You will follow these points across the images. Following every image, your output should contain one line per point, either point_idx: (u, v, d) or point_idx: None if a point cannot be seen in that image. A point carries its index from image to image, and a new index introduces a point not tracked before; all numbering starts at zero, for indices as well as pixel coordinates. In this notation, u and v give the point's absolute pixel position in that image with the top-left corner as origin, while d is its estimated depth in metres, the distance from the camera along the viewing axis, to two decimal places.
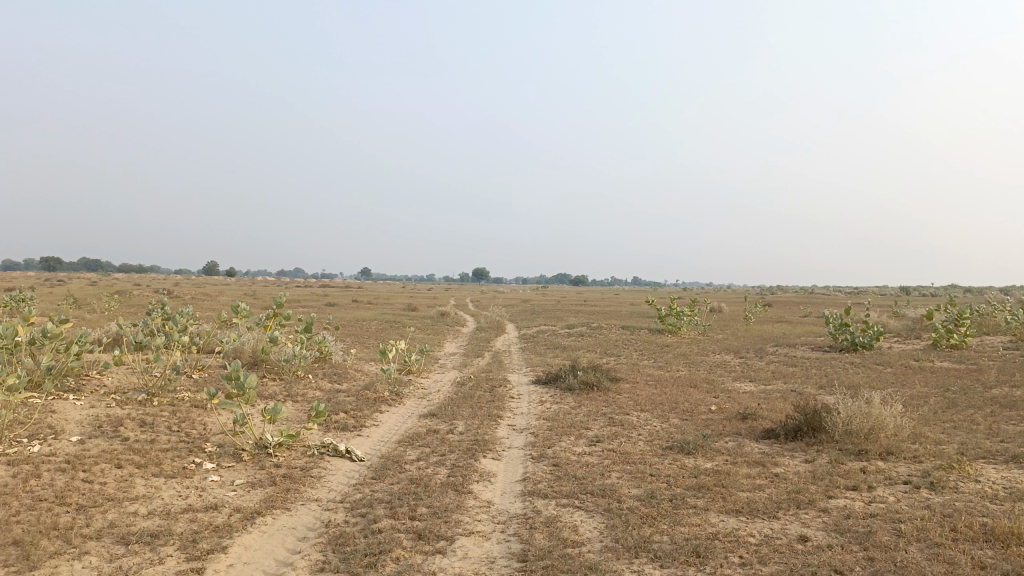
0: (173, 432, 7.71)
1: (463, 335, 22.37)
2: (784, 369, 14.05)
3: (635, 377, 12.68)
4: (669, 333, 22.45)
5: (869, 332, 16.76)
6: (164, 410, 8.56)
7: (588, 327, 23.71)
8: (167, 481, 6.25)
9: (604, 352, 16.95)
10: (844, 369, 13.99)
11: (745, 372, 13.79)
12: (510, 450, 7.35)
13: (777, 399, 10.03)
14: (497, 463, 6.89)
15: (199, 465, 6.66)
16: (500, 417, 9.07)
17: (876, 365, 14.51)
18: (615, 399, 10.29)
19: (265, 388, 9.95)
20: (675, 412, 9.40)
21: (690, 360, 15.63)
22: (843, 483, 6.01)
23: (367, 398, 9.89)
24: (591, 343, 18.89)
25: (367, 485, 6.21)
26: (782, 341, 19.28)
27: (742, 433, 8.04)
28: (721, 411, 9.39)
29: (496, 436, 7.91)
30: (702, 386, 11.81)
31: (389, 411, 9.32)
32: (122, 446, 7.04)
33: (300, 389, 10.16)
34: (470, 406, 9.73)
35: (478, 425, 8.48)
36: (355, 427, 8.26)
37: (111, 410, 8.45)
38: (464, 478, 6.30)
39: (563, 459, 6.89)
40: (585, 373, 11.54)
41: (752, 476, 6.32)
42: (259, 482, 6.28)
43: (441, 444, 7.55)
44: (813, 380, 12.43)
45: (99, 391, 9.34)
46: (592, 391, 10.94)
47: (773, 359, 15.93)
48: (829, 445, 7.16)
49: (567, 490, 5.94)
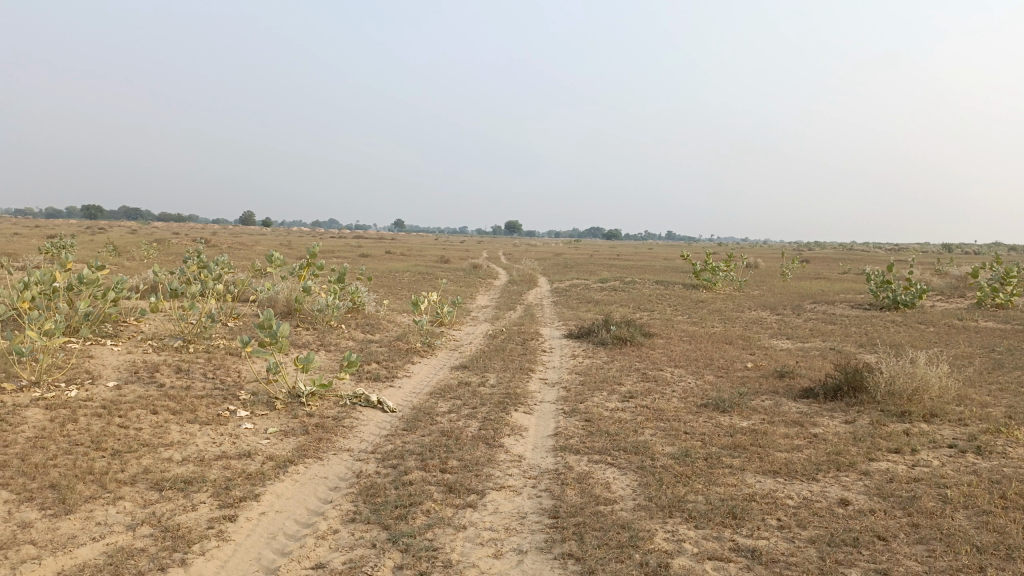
0: (207, 379, 7.76)
1: (495, 287, 22.31)
2: (823, 327, 13.76)
3: (669, 332, 12.50)
4: (704, 289, 22.14)
5: (912, 290, 16.31)
6: (198, 357, 8.63)
7: (621, 281, 23.47)
8: (201, 428, 6.29)
9: (638, 306, 16.77)
10: (885, 327, 13.65)
11: (782, 329, 13.53)
12: (542, 404, 7.28)
13: (816, 358, 9.81)
14: (529, 416, 6.83)
15: (232, 413, 6.70)
16: (532, 370, 9.00)
17: (918, 324, 14.13)
18: (648, 354, 10.16)
19: (299, 337, 9.98)
20: (711, 369, 9.23)
21: (725, 316, 15.39)
22: (885, 445, 5.83)
23: (399, 349, 9.88)
24: (624, 297, 18.69)
25: (398, 437, 6.19)
26: (819, 298, 18.89)
27: (779, 391, 7.86)
28: (757, 368, 9.20)
29: (528, 390, 7.84)
30: (737, 343, 11.60)
31: (421, 363, 9.30)
32: (157, 392, 7.11)
33: (333, 339, 10.19)
34: (502, 358, 9.67)
35: (510, 378, 8.41)
36: (387, 377, 8.25)
37: (147, 356, 8.54)
38: (495, 432, 6.25)
39: (595, 414, 6.79)
40: (618, 327, 11.40)
41: (790, 436, 6.17)
42: (292, 431, 6.29)
43: (472, 396, 7.50)
44: (852, 339, 12.14)
45: (136, 337, 9.45)
46: (626, 346, 10.80)
47: (810, 316, 15.61)
48: (871, 406, 6.97)
49: (600, 446, 5.85)
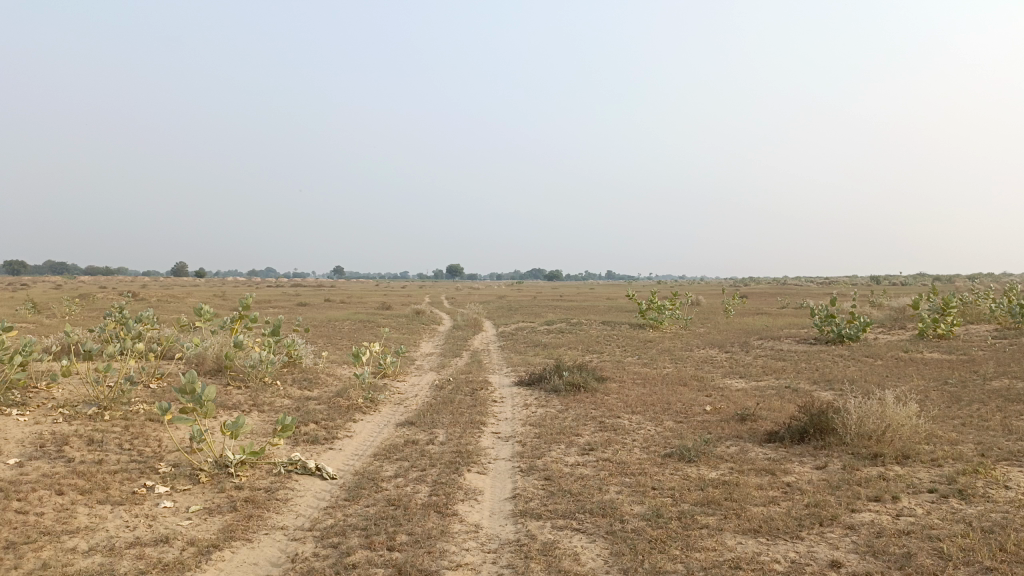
0: (123, 451, 6.97)
1: (439, 333, 21.71)
2: (774, 364, 13.60)
3: (621, 376, 12.12)
4: (650, 328, 21.98)
5: (856, 323, 16.39)
6: (115, 426, 7.80)
7: (567, 324, 23.14)
8: (113, 510, 5.54)
9: (587, 349, 16.42)
10: (834, 362, 13.58)
11: (734, 368, 13.31)
12: (497, 462, 6.75)
13: (775, 398, 9.53)
14: (483, 477, 6.29)
15: (150, 490, 5.97)
16: (484, 423, 8.45)
17: (866, 358, 14.12)
18: (603, 401, 9.74)
19: (229, 397, 9.22)
20: (669, 414, 8.85)
21: (676, 356, 15.13)
22: (864, 493, 5.48)
23: (339, 406, 9.22)
24: (571, 340, 18.32)
25: (339, 509, 5.56)
26: (766, 334, 18.88)
27: (743, 436, 7.51)
28: (717, 411, 8.85)
29: (480, 447, 7.30)
30: (692, 384, 11.29)
31: (364, 420, 8.66)
32: (65, 469, 6.30)
33: (268, 398, 9.47)
34: (451, 412, 9.10)
35: (460, 433, 7.85)
36: (327, 439, 7.61)
37: (56, 426, 7.68)
38: (447, 498, 5.68)
39: (554, 472, 6.29)
40: (571, 373, 10.97)
41: (763, 487, 5.77)
42: (218, 508, 5.61)
43: (420, 456, 6.92)
44: (805, 376, 11.97)
45: (46, 405, 8.55)
46: (579, 393, 10.36)
47: (760, 353, 15.49)
48: (840, 449, 6.71)
49: (563, 509, 5.33)
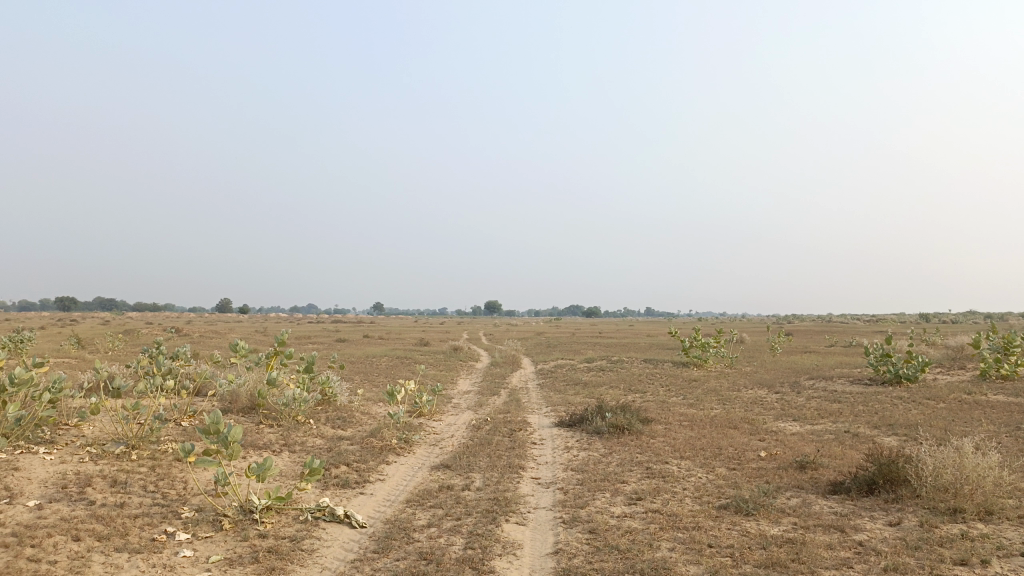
0: (147, 494, 6.67)
1: (477, 371, 21.31)
2: (828, 407, 12.89)
3: (667, 417, 11.56)
4: (694, 367, 21.28)
5: (913, 363, 15.60)
6: (142, 467, 7.52)
7: (608, 361, 22.55)
8: (129, 559, 5.21)
9: (629, 388, 15.87)
10: (894, 405, 12.81)
11: (786, 410, 12.63)
12: (538, 512, 6.28)
13: (834, 445, 8.89)
14: (522, 529, 5.83)
15: (171, 537, 5.64)
16: (522, 468, 7.99)
17: (927, 401, 13.32)
18: (649, 444, 9.21)
19: (260, 437, 8.92)
20: (721, 460, 8.28)
21: (723, 397, 14.49)
22: (949, 555, 4.90)
23: (372, 447, 8.84)
24: (613, 379, 17.77)
25: (367, 563, 5.15)
26: (816, 374, 18.11)
27: (804, 486, 6.94)
28: (772, 458, 8.27)
29: (520, 494, 6.83)
30: (743, 427, 10.68)
31: (397, 463, 8.27)
32: (85, 513, 6.01)
33: (299, 438, 9.14)
34: (488, 454, 8.66)
35: (498, 479, 7.40)
36: (358, 483, 7.23)
37: (81, 466, 7.43)
38: (484, 553, 5.23)
39: (599, 524, 5.79)
40: (614, 414, 10.46)
41: (832, 547, 5.21)
42: (239, 559, 5.23)
43: (455, 504, 6.49)
44: (863, 420, 11.27)
45: (74, 443, 8.33)
46: (624, 436, 9.83)
47: (812, 394, 14.77)
48: (913, 503, 6.11)
49: (611, 569, 4.84)
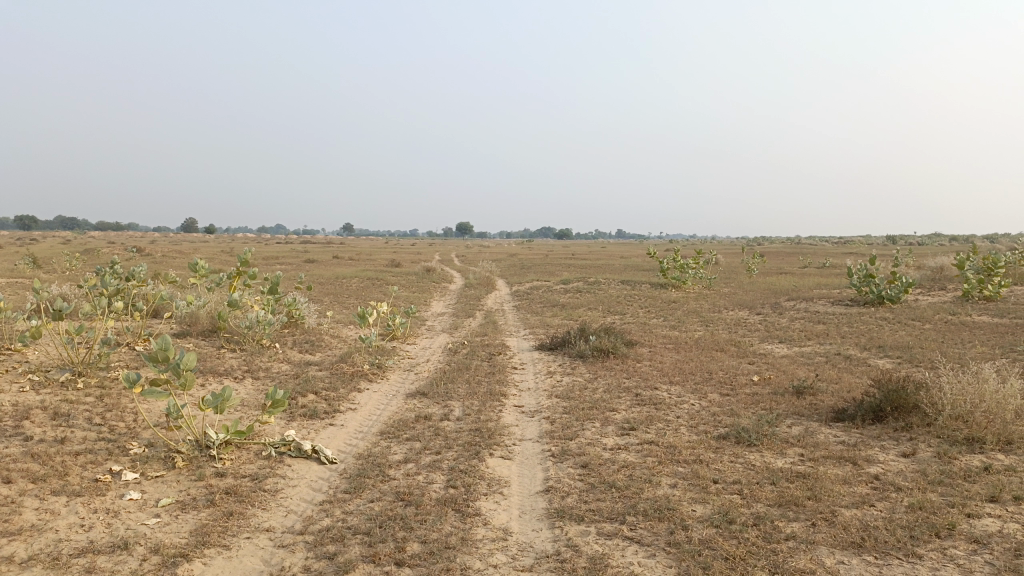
0: (91, 428, 6.03)
1: (451, 292, 20.75)
2: (814, 328, 12.57)
3: (651, 340, 11.14)
4: (672, 288, 20.92)
5: (897, 284, 15.32)
6: (89, 398, 6.86)
7: (584, 282, 22.10)
8: (67, 504, 4.60)
9: (607, 309, 15.43)
10: (880, 326, 12.52)
11: (771, 331, 12.29)
12: (524, 444, 5.78)
13: (828, 369, 8.52)
14: (508, 463, 5.33)
15: (116, 478, 5.04)
16: (504, 395, 7.49)
17: (912, 321, 13.06)
18: (635, 368, 8.78)
19: (220, 363, 8.29)
20: (713, 385, 7.86)
21: (705, 318, 14.12)
22: (978, 490, 4.50)
23: (342, 373, 8.27)
24: (591, 300, 17.34)
25: (338, 505, 4.61)
26: (796, 295, 17.82)
27: (805, 413, 6.53)
28: (766, 383, 7.86)
29: (503, 424, 6.33)
30: (730, 350, 10.29)
31: (370, 390, 7.72)
32: (20, 450, 5.36)
33: (263, 364, 8.53)
34: (467, 380, 8.14)
35: (479, 407, 6.89)
36: (328, 413, 6.67)
37: (21, 396, 6.74)
38: (468, 493, 4.72)
39: (592, 458, 5.31)
40: (597, 337, 9.98)
41: (847, 484, 4.78)
42: (192, 503, 4.66)
43: (434, 436, 5.96)
44: (852, 341, 10.96)
45: (15, 370, 7.61)
46: (608, 359, 9.36)
47: (795, 315, 14.44)
48: (925, 432, 5.74)
49: (609, 511, 4.36)
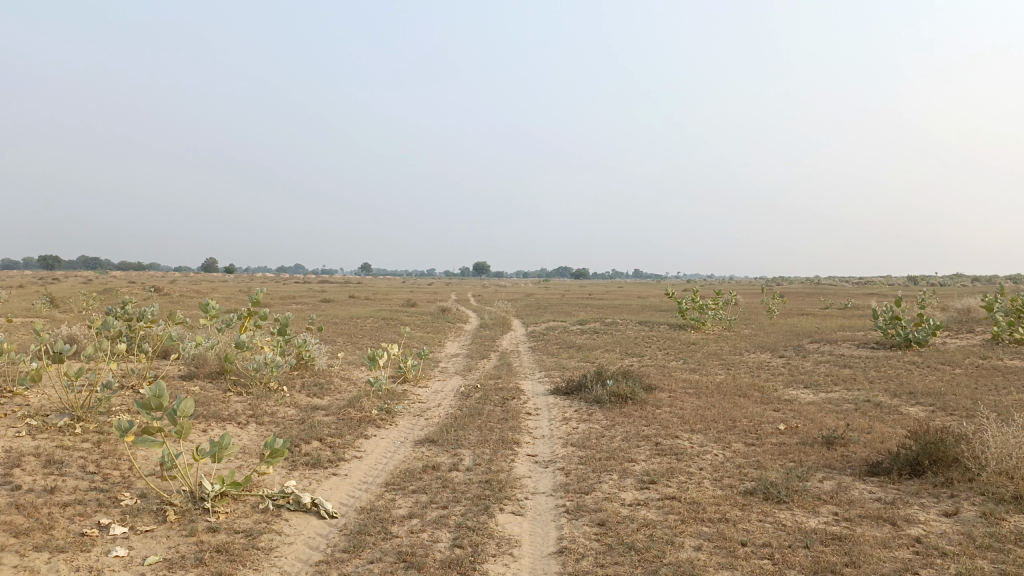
0: (84, 477, 5.76)
1: (466, 333, 20.47)
2: (840, 372, 12.12)
3: (670, 384, 10.76)
4: (692, 330, 20.51)
5: (924, 327, 14.85)
6: (85, 444, 6.60)
7: (601, 323, 21.76)
8: (48, 562, 4.29)
9: (625, 352, 15.08)
10: (909, 370, 12.06)
11: (795, 376, 11.87)
12: (536, 498, 5.43)
13: (858, 417, 8.11)
14: (519, 520, 4.99)
15: (103, 533, 4.75)
16: (516, 443, 7.15)
17: (942, 365, 12.58)
18: (655, 415, 8.41)
19: (224, 407, 8.03)
20: (736, 434, 7.47)
21: (726, 361, 13.72)
22: None
23: (349, 418, 7.97)
24: (608, 342, 16.99)
25: (335, 566, 4.29)
26: (819, 337, 17.36)
27: (836, 466, 6.14)
28: (793, 432, 7.46)
29: (515, 475, 5.98)
30: (753, 395, 9.89)
31: (378, 437, 7.41)
32: (6, 501, 5.09)
33: (269, 409, 8.25)
34: (478, 426, 7.81)
35: (490, 456, 6.55)
36: (331, 462, 6.37)
37: (15, 442, 6.50)
38: (475, 553, 4.38)
39: (609, 515, 4.96)
40: (615, 381, 9.63)
41: (887, 547, 4.39)
42: (180, 561, 4.35)
43: (441, 488, 5.63)
44: (880, 387, 10.52)
45: (13, 413, 7.38)
46: (627, 405, 9.00)
47: (819, 358, 14.00)
48: (967, 488, 5.33)
49: None
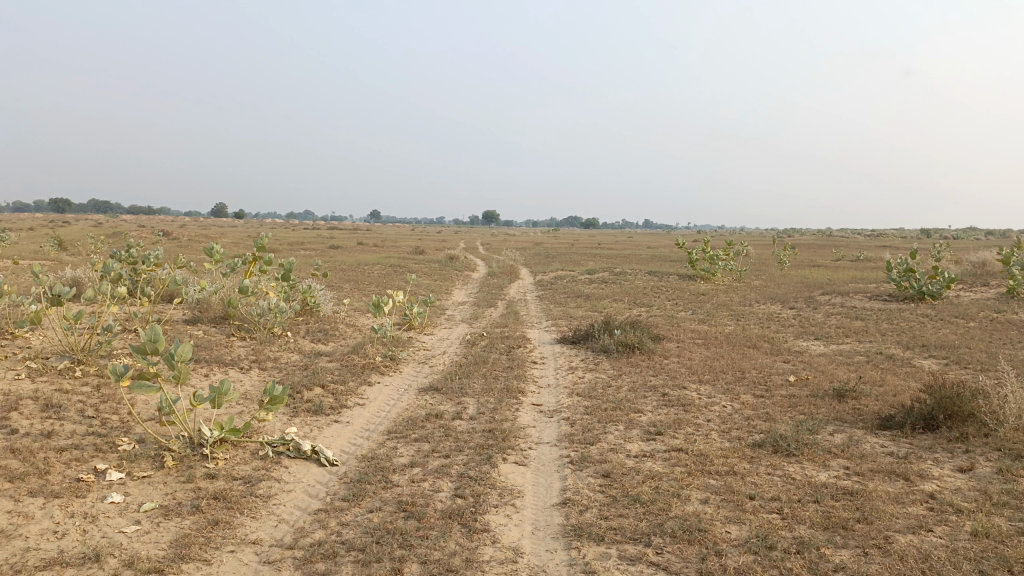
0: (83, 421, 5.69)
1: (473, 281, 20.33)
2: (851, 324, 11.94)
3: (679, 334, 10.61)
4: (701, 281, 20.31)
5: (939, 279, 14.59)
6: (85, 388, 6.53)
7: (610, 273, 21.58)
8: (43, 507, 4.21)
9: (634, 301, 14.91)
10: (922, 323, 11.86)
11: (806, 327, 11.70)
12: (540, 448, 5.34)
13: (870, 370, 7.96)
14: (522, 470, 4.90)
15: (101, 478, 4.68)
16: (521, 392, 7.04)
17: (955, 319, 12.39)
18: (663, 365, 8.29)
19: (227, 352, 7.95)
20: (745, 385, 7.34)
21: (736, 312, 13.54)
22: None
23: (353, 365, 7.87)
24: (617, 291, 16.81)
25: (334, 515, 4.21)
26: (831, 289, 17.13)
27: (848, 420, 6.01)
28: (804, 384, 7.33)
29: (519, 425, 5.88)
30: (763, 347, 9.75)
31: (381, 384, 7.32)
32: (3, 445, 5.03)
33: (272, 354, 8.17)
34: (483, 375, 7.71)
35: (494, 405, 6.46)
36: (334, 408, 6.29)
37: (15, 385, 6.43)
38: (477, 504, 4.29)
39: (615, 466, 4.86)
40: (623, 331, 9.49)
41: (900, 503, 4.27)
42: (177, 508, 4.27)
43: (444, 437, 5.54)
44: (893, 340, 10.34)
45: (13, 356, 7.31)
46: (634, 355, 8.87)
47: (831, 310, 13.80)
48: (982, 444, 5.20)
49: (632, 530, 3.90)
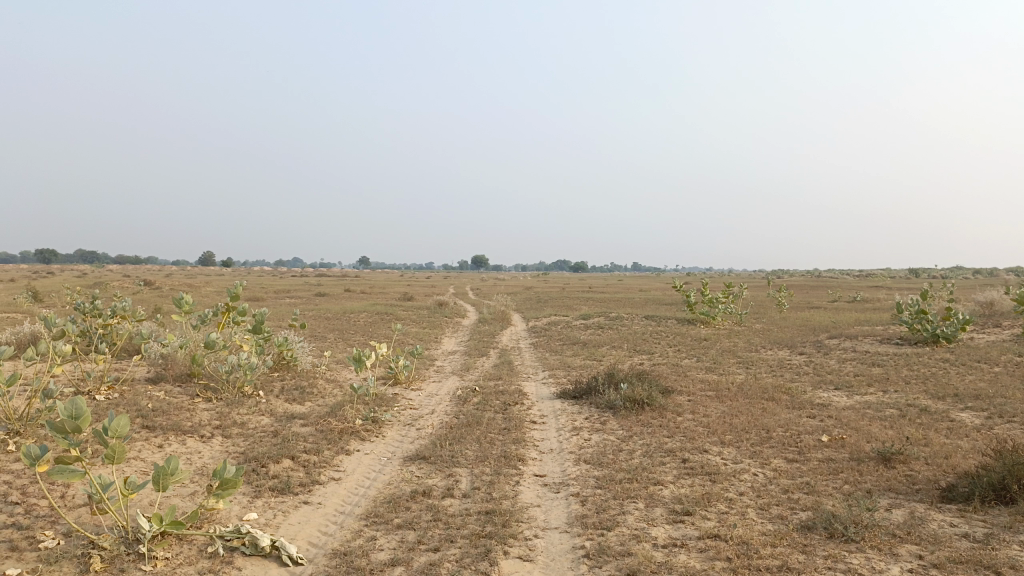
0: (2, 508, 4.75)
1: (463, 328, 19.45)
2: (869, 371, 11.14)
3: (688, 386, 9.77)
4: (701, 324, 19.53)
5: (952, 321, 13.86)
6: (14, 465, 5.59)
7: (605, 318, 20.73)
8: None
9: (634, 349, 14.07)
10: (945, 370, 11.06)
11: (823, 375, 10.88)
12: (547, 536, 4.46)
13: (908, 426, 7.13)
14: (527, 568, 4.01)
15: None
16: (520, 460, 6.16)
17: (977, 364, 11.61)
18: (677, 423, 7.43)
19: (187, 417, 7.03)
20: (774, 447, 6.48)
21: (744, 359, 12.73)
22: None
23: (328, 430, 6.96)
24: (614, 338, 15.97)
25: None
26: (838, 332, 16.36)
27: (903, 492, 5.15)
28: (839, 445, 6.49)
29: (521, 505, 5.01)
30: (782, 399, 8.91)
31: (361, 454, 6.41)
32: None
33: (239, 419, 7.25)
34: (476, 438, 6.82)
35: (491, 478, 5.57)
36: (304, 486, 5.39)
37: None
38: None
39: (641, 562, 3.97)
40: (629, 385, 8.64)
41: None
42: None
43: (432, 522, 4.65)
44: (919, 389, 9.52)
45: None
46: (643, 412, 8.02)
47: (843, 356, 13.00)
48: None
49: None
